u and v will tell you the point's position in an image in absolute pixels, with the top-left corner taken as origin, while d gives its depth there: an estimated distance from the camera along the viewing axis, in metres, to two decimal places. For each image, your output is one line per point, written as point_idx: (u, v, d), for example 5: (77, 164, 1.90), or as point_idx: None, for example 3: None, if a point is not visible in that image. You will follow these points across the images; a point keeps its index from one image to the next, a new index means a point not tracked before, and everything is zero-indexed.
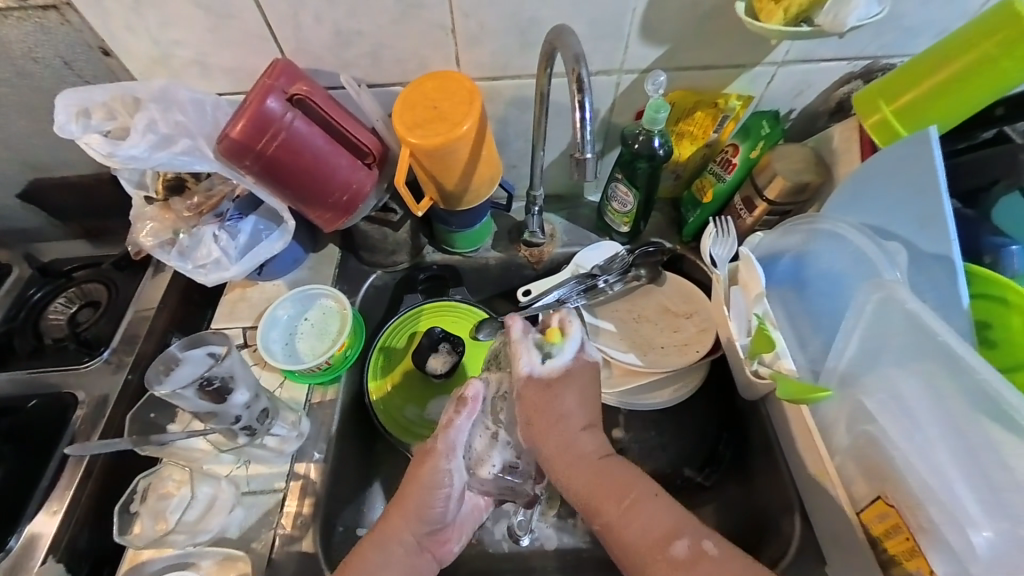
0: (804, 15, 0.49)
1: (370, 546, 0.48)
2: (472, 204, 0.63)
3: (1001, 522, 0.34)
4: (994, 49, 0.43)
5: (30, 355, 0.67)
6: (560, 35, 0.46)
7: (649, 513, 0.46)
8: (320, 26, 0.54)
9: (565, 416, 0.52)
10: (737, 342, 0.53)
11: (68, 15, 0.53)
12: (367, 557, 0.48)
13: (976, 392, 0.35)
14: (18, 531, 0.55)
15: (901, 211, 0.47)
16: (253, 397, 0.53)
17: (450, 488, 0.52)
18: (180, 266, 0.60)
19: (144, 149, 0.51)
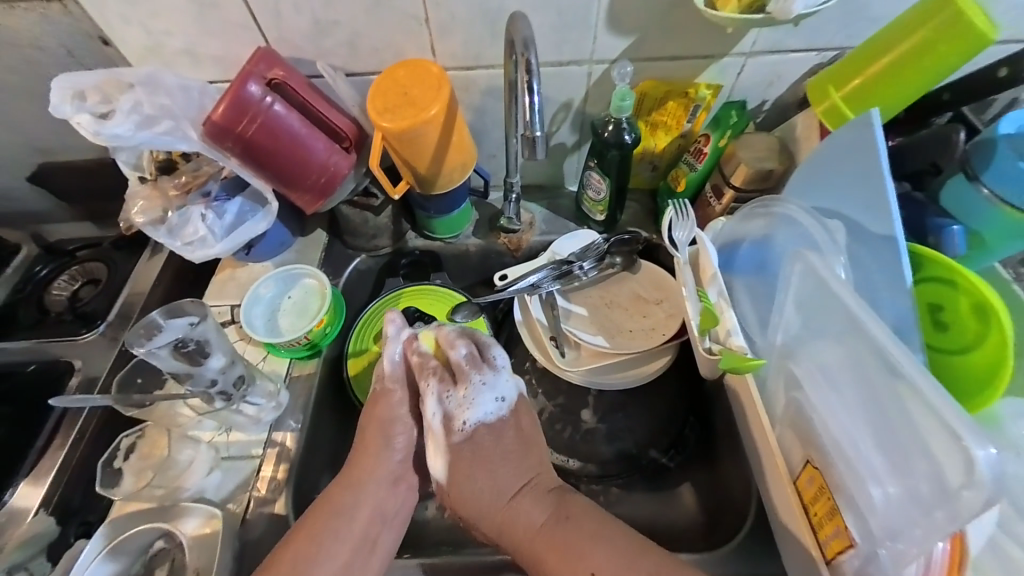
0: (759, 3, 0.50)
1: (341, 489, 0.53)
2: (446, 188, 0.66)
3: (904, 480, 0.35)
4: (931, 35, 0.46)
5: (32, 326, 0.71)
6: (513, 21, 0.48)
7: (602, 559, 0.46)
8: (300, 16, 0.57)
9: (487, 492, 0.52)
10: (691, 321, 0.54)
11: (69, 6, 0.57)
12: (338, 497, 0.52)
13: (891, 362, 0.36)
14: (14, 485, 0.59)
15: (851, 194, 0.48)
16: (229, 362, 0.56)
17: (410, 445, 0.56)
18: (169, 243, 0.64)
19: (128, 129, 0.54)
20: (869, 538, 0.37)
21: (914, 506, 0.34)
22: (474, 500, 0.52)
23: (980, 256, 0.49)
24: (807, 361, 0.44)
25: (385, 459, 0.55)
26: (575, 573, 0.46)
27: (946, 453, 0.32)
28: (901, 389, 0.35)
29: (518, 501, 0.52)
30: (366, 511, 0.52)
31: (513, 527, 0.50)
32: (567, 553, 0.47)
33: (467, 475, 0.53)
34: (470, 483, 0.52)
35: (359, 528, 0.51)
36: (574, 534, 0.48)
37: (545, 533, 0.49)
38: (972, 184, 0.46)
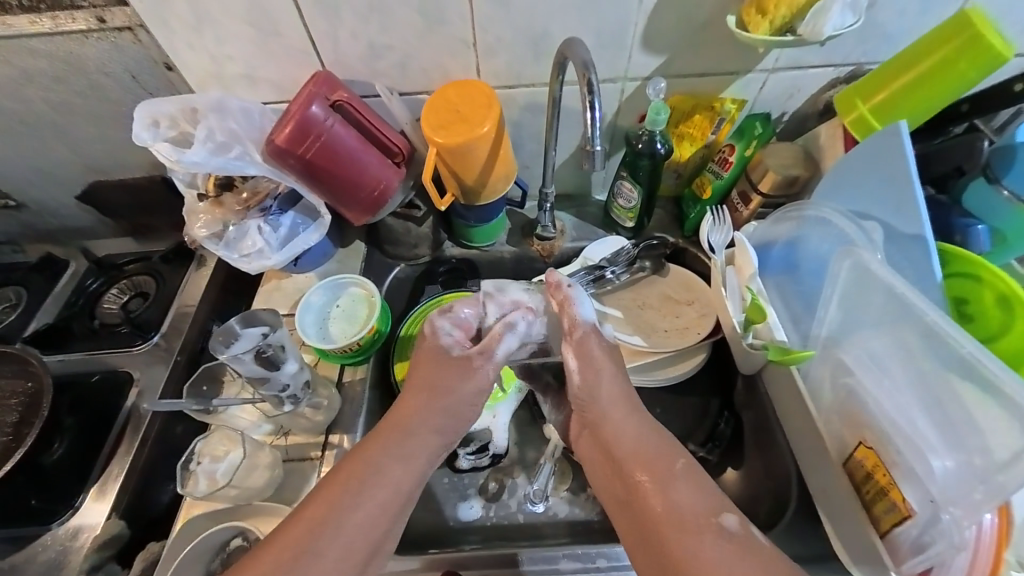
0: (787, 26, 0.55)
1: (382, 453, 0.50)
2: (489, 199, 0.69)
3: (959, 454, 0.39)
4: (951, 53, 0.51)
5: (87, 337, 0.74)
6: (571, 46, 0.52)
7: (687, 490, 0.45)
8: (356, 41, 0.61)
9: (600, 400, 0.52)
10: (732, 318, 0.58)
11: (139, 35, 0.61)
12: (375, 461, 0.49)
13: (941, 347, 0.40)
14: (85, 491, 0.61)
15: (878, 198, 0.52)
16: (299, 368, 0.60)
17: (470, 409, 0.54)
18: (227, 256, 0.67)
19: (204, 155, 0.57)
20: (927, 506, 0.40)
21: (969, 474, 0.38)
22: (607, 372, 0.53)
23: (1000, 252, 0.54)
24: (854, 351, 0.48)
25: (451, 422, 0.53)
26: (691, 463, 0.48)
27: (999, 425, 0.36)
28: (951, 374, 0.39)
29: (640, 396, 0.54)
30: (417, 466, 0.50)
31: (626, 418, 0.51)
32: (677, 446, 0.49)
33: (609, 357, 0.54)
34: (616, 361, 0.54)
35: (408, 481, 0.50)
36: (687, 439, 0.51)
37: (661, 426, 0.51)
38: (991, 185, 0.51)
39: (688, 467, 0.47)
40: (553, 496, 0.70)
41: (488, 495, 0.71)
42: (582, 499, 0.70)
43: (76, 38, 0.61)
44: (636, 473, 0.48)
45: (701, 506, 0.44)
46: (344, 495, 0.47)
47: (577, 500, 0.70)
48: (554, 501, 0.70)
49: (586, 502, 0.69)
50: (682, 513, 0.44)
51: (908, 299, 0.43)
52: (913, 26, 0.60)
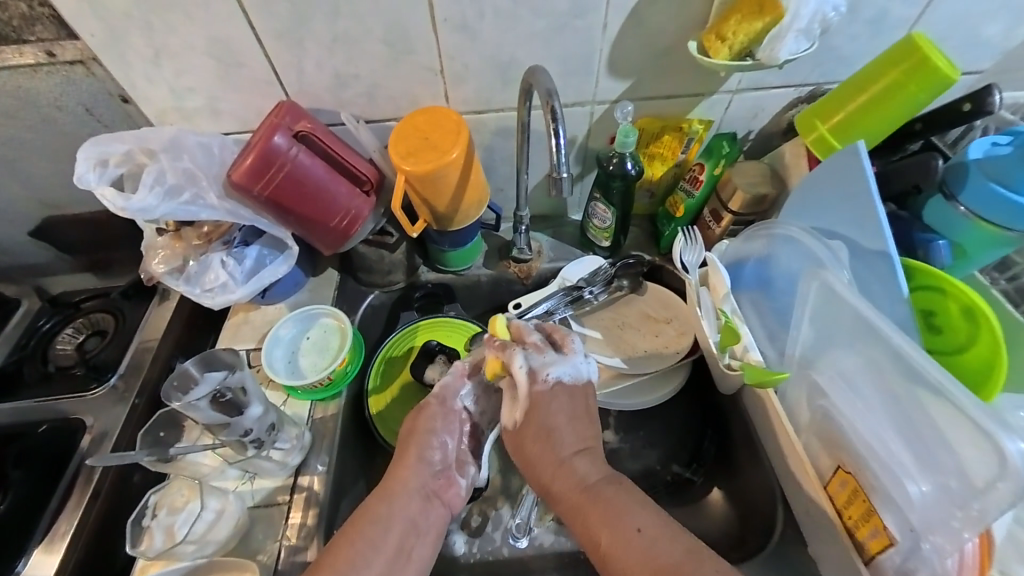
0: (746, 50, 0.56)
1: (376, 500, 0.51)
2: (463, 224, 0.68)
3: (935, 477, 0.38)
4: (903, 75, 0.53)
5: (38, 383, 0.69)
6: (534, 74, 0.53)
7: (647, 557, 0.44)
8: (321, 71, 0.60)
9: (554, 439, 0.52)
10: (709, 338, 0.57)
11: (93, 68, 0.59)
12: (371, 509, 0.50)
13: (907, 364, 0.40)
14: (27, 554, 0.57)
15: (841, 215, 0.53)
16: (265, 410, 0.57)
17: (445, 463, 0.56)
18: (189, 291, 0.64)
19: (155, 201, 0.55)
20: (908, 534, 0.40)
21: (948, 499, 0.37)
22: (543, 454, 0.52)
23: (961, 264, 0.55)
24: (827, 370, 0.48)
25: (424, 474, 0.53)
26: (615, 530, 0.46)
27: (974, 448, 0.36)
28: (922, 395, 0.39)
29: (580, 463, 0.52)
30: (399, 525, 0.50)
31: (563, 467, 0.51)
32: (610, 508, 0.48)
33: (543, 435, 0.53)
34: (553, 434, 0.52)
35: (394, 538, 0.49)
36: (625, 494, 0.49)
37: (594, 490, 0.49)
38: (948, 202, 0.52)
39: (620, 526, 0.46)
40: (538, 526, 0.67)
41: (471, 530, 0.68)
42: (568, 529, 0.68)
43: (27, 73, 0.60)
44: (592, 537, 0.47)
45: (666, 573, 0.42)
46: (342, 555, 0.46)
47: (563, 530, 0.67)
48: (539, 532, 0.67)
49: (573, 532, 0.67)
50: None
51: (870, 317, 0.43)
52: (866, 48, 0.63)
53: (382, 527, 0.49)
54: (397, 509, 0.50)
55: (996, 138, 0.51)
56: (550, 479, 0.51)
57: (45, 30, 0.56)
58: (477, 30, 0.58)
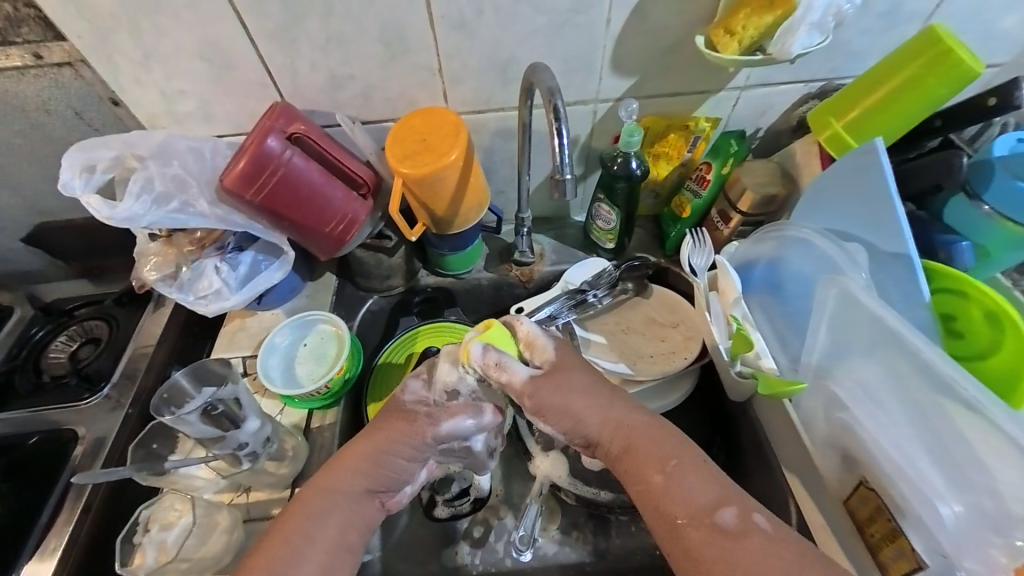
0: (756, 45, 0.54)
1: (316, 491, 0.46)
2: (462, 228, 0.66)
3: (967, 496, 0.37)
4: (923, 69, 0.50)
5: (30, 393, 0.68)
6: (535, 72, 0.51)
7: (691, 483, 0.42)
8: (316, 72, 0.58)
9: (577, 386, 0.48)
10: (719, 345, 0.55)
11: (81, 71, 0.58)
12: (311, 502, 0.45)
13: (933, 375, 0.38)
14: (16, 571, 0.55)
15: (855, 216, 0.51)
16: (261, 424, 0.56)
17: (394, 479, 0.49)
18: (182, 298, 0.62)
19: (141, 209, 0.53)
20: (939, 559, 0.38)
21: (983, 523, 0.36)
22: (578, 409, 0.48)
23: (985, 266, 0.53)
24: (844, 381, 0.45)
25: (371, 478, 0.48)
26: (658, 464, 0.44)
27: (1007, 464, 0.35)
28: (951, 410, 0.38)
29: (630, 410, 0.48)
30: (339, 516, 0.45)
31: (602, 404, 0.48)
32: (656, 451, 0.44)
33: (570, 383, 0.48)
34: (571, 391, 0.48)
35: (334, 531, 0.45)
36: (668, 435, 0.46)
37: (635, 428, 0.46)
38: (972, 202, 0.50)
39: (681, 469, 0.43)
40: (541, 537, 0.66)
41: (473, 540, 0.66)
42: (574, 540, 0.66)
43: (14, 77, 0.58)
44: (641, 476, 0.44)
45: (702, 501, 0.41)
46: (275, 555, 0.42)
47: (568, 541, 0.66)
48: (543, 542, 0.65)
49: (578, 543, 0.65)
50: (683, 509, 0.41)
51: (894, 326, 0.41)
52: (879, 42, 0.60)
53: (321, 526, 0.44)
54: (335, 508, 0.46)
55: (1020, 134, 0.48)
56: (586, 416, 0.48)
57: (30, 32, 0.54)
58: (476, 28, 0.56)
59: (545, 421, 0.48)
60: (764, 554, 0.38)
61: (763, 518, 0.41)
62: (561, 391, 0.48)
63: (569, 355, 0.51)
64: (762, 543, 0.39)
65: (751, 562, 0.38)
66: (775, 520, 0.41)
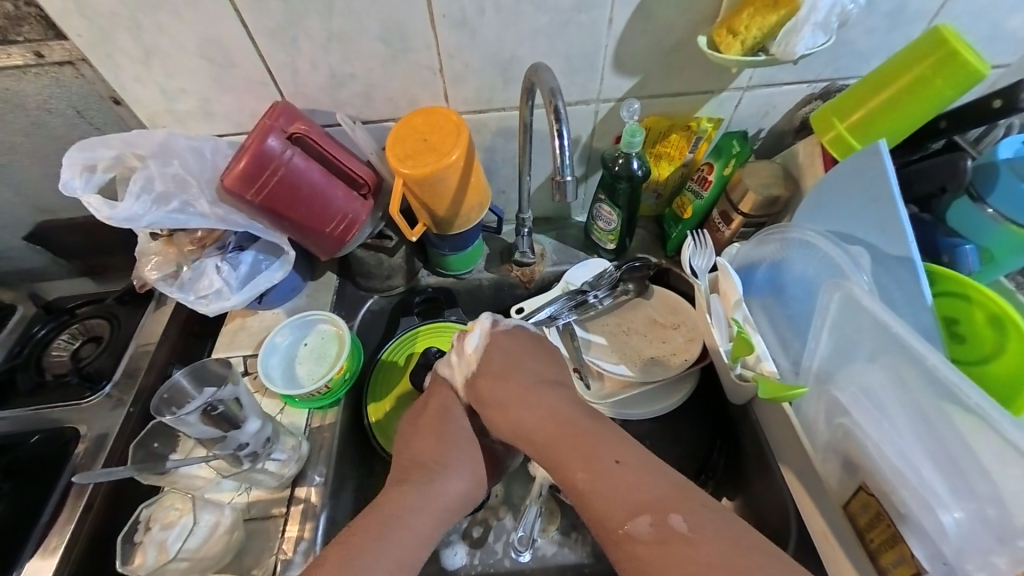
0: (759, 45, 0.54)
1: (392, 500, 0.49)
2: (463, 228, 0.66)
3: (968, 503, 0.36)
4: (928, 69, 0.50)
5: (33, 392, 0.68)
6: (537, 72, 0.50)
7: (615, 483, 0.44)
8: (317, 71, 0.58)
9: (511, 382, 0.53)
10: (720, 348, 0.55)
11: (82, 70, 0.58)
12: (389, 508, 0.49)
13: (935, 380, 0.38)
14: (18, 569, 0.55)
15: (860, 219, 0.51)
16: (262, 424, 0.56)
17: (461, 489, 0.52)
18: (182, 298, 0.62)
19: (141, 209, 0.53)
20: (940, 565, 0.38)
21: (986, 529, 0.35)
22: (511, 407, 0.51)
23: (990, 270, 0.52)
24: (847, 385, 0.45)
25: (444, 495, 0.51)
26: (582, 461, 0.46)
27: (1009, 471, 0.34)
28: (955, 415, 0.37)
29: (558, 403, 0.51)
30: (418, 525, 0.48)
31: (534, 400, 0.51)
32: (584, 447, 0.46)
33: (506, 382, 0.53)
34: (502, 391, 0.53)
35: (411, 538, 0.47)
36: (600, 433, 0.48)
37: (564, 424, 0.49)
38: (976, 204, 0.50)
39: (601, 467, 0.45)
40: (540, 538, 0.66)
41: (473, 541, 0.66)
42: (573, 541, 0.66)
43: (14, 75, 0.58)
44: (566, 470, 0.46)
45: (624, 503, 0.43)
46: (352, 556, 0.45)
47: (568, 542, 0.66)
48: (542, 543, 0.66)
49: (578, 544, 0.65)
50: (606, 508, 0.43)
51: (895, 330, 0.40)
52: (883, 43, 0.60)
53: (395, 531, 0.47)
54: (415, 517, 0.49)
55: None
56: (517, 413, 0.51)
57: (31, 30, 0.54)
58: (477, 27, 0.55)
59: (483, 415, 0.53)
60: (683, 556, 0.40)
61: (681, 520, 0.41)
62: (493, 389, 0.53)
63: (506, 349, 0.56)
64: (679, 547, 0.40)
65: (676, 566, 0.39)
66: (698, 518, 0.41)
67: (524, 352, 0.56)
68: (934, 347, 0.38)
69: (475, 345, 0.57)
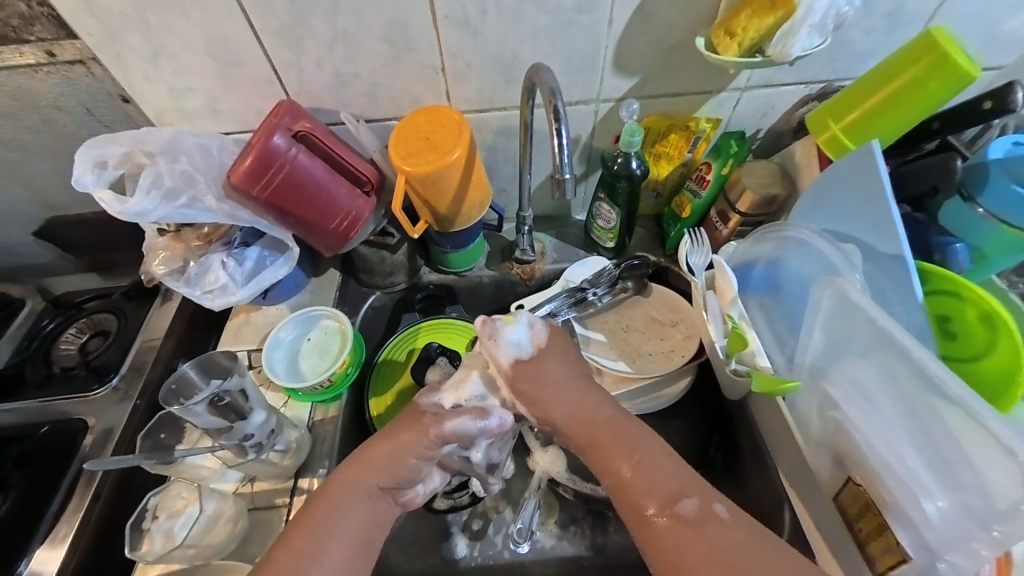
0: (757, 46, 0.55)
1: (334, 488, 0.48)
2: (464, 226, 0.67)
3: (954, 494, 0.37)
4: (923, 71, 0.51)
5: (41, 384, 0.69)
6: (537, 72, 0.51)
7: (660, 470, 0.45)
8: (322, 70, 0.59)
9: (553, 377, 0.52)
10: (715, 344, 0.55)
11: (92, 68, 0.59)
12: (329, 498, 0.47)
13: (924, 374, 0.39)
14: (28, 556, 0.57)
15: (854, 218, 0.52)
16: (268, 416, 0.57)
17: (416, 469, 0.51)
18: (189, 292, 0.63)
19: (150, 204, 0.54)
20: (924, 552, 0.39)
21: (968, 518, 0.36)
22: (551, 401, 0.51)
23: (981, 269, 0.53)
24: (839, 380, 0.46)
25: (383, 475, 0.49)
26: (627, 453, 0.46)
27: (995, 463, 0.35)
28: (943, 409, 0.38)
29: (600, 400, 0.51)
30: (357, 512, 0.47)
31: (577, 396, 0.51)
32: (631, 441, 0.47)
33: (543, 376, 0.52)
34: (550, 381, 0.52)
35: (355, 527, 0.46)
36: (639, 427, 0.49)
37: (612, 419, 0.49)
38: (967, 204, 0.50)
39: (645, 458, 0.46)
40: (539, 531, 0.67)
41: (472, 533, 0.67)
42: (572, 534, 0.67)
43: (26, 73, 0.59)
44: (609, 463, 0.47)
45: (669, 487, 0.44)
46: (297, 548, 0.44)
47: (566, 536, 0.67)
48: (540, 536, 0.67)
49: (576, 537, 0.67)
50: (650, 495, 0.44)
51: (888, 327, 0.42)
52: (880, 44, 0.61)
53: (338, 520, 0.46)
54: (355, 503, 0.47)
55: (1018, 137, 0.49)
56: (562, 408, 0.51)
57: (44, 29, 0.56)
58: (479, 27, 0.57)
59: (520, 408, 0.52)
60: (716, 539, 0.40)
61: (723, 508, 0.42)
62: (538, 378, 0.52)
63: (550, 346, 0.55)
64: (717, 529, 0.41)
65: (707, 548, 0.40)
66: (734, 506, 0.43)
67: (568, 346, 0.56)
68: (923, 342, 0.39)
69: (512, 337, 0.54)
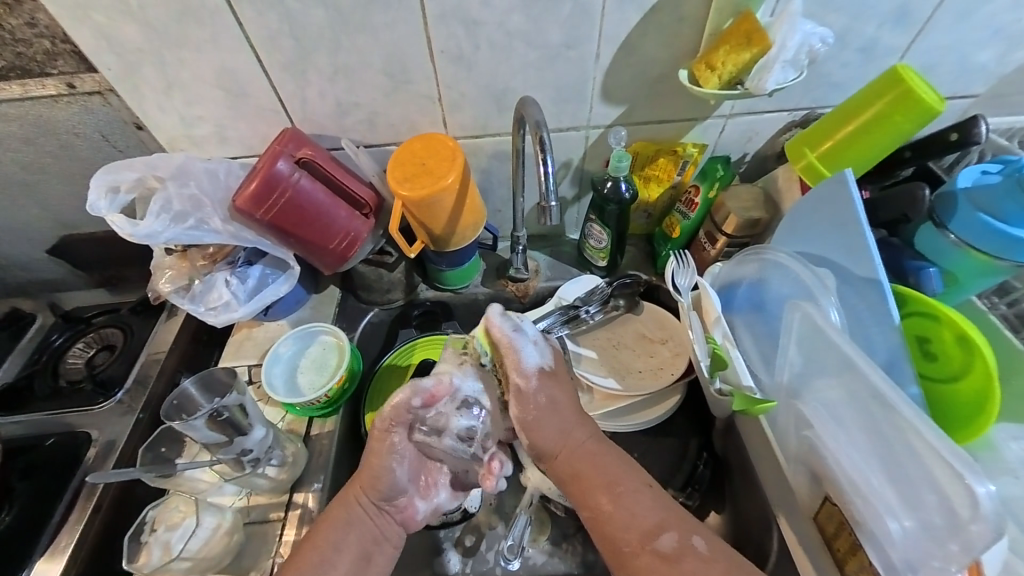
0: (736, 79, 0.57)
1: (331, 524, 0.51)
2: (459, 245, 0.70)
3: (916, 513, 0.38)
4: (893, 104, 0.53)
5: (48, 397, 0.72)
6: (524, 106, 0.54)
7: (641, 505, 0.47)
8: (324, 99, 0.63)
9: (549, 403, 0.53)
10: (700, 362, 0.56)
11: (109, 98, 0.63)
12: (327, 529, 0.50)
13: (876, 393, 0.41)
14: (29, 566, 0.58)
15: (830, 243, 0.54)
16: (267, 432, 0.59)
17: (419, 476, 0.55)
18: (193, 309, 0.66)
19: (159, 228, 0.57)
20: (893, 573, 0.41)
21: (929, 538, 0.37)
22: (536, 424, 0.52)
23: (955, 292, 0.55)
24: (812, 400, 0.48)
25: (371, 491, 0.52)
26: (611, 487, 0.49)
27: (944, 479, 0.36)
28: (899, 425, 0.39)
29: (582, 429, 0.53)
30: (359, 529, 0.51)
31: (568, 423, 0.53)
32: (609, 477, 0.49)
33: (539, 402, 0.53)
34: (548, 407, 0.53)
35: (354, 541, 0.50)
36: (622, 461, 0.51)
37: (592, 450, 0.51)
38: (939, 230, 0.53)
39: (625, 494, 0.48)
40: (530, 547, 0.67)
41: (465, 549, 0.68)
42: (563, 552, 0.67)
43: (47, 103, 0.63)
44: (590, 502, 0.49)
45: (649, 521, 0.46)
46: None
47: (558, 553, 0.67)
48: (532, 553, 0.67)
49: (567, 555, 0.67)
50: (629, 531, 0.47)
51: (843, 348, 0.44)
52: (859, 74, 0.63)
53: (343, 532, 0.50)
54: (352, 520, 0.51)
55: (987, 166, 0.52)
56: (551, 436, 0.53)
57: (65, 64, 0.59)
58: (473, 61, 0.60)
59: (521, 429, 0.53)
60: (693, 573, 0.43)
61: (702, 541, 0.45)
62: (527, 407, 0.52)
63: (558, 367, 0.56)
64: (694, 564, 0.44)
65: None
66: (714, 538, 0.46)
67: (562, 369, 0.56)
68: (873, 361, 0.41)
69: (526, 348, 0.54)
